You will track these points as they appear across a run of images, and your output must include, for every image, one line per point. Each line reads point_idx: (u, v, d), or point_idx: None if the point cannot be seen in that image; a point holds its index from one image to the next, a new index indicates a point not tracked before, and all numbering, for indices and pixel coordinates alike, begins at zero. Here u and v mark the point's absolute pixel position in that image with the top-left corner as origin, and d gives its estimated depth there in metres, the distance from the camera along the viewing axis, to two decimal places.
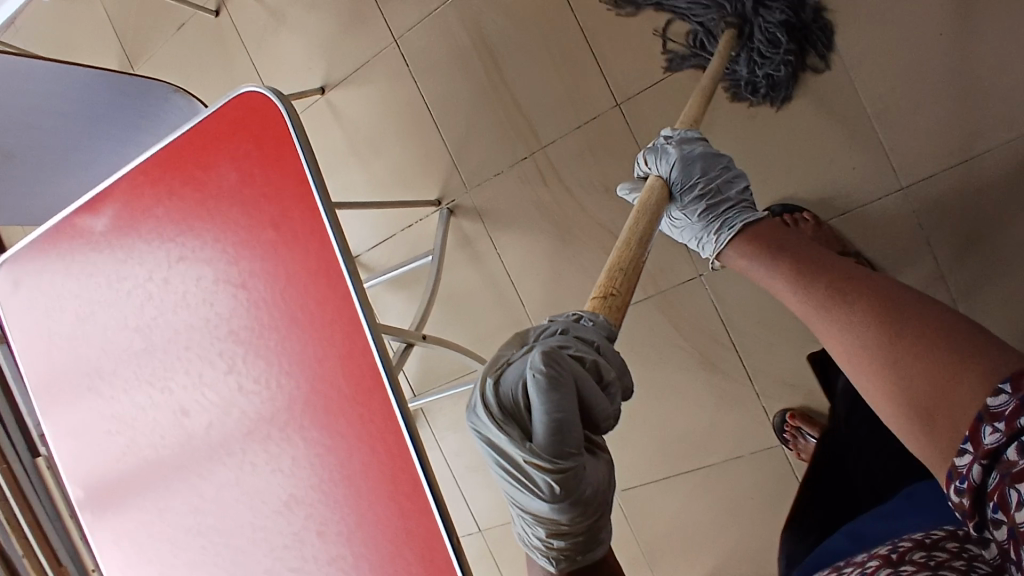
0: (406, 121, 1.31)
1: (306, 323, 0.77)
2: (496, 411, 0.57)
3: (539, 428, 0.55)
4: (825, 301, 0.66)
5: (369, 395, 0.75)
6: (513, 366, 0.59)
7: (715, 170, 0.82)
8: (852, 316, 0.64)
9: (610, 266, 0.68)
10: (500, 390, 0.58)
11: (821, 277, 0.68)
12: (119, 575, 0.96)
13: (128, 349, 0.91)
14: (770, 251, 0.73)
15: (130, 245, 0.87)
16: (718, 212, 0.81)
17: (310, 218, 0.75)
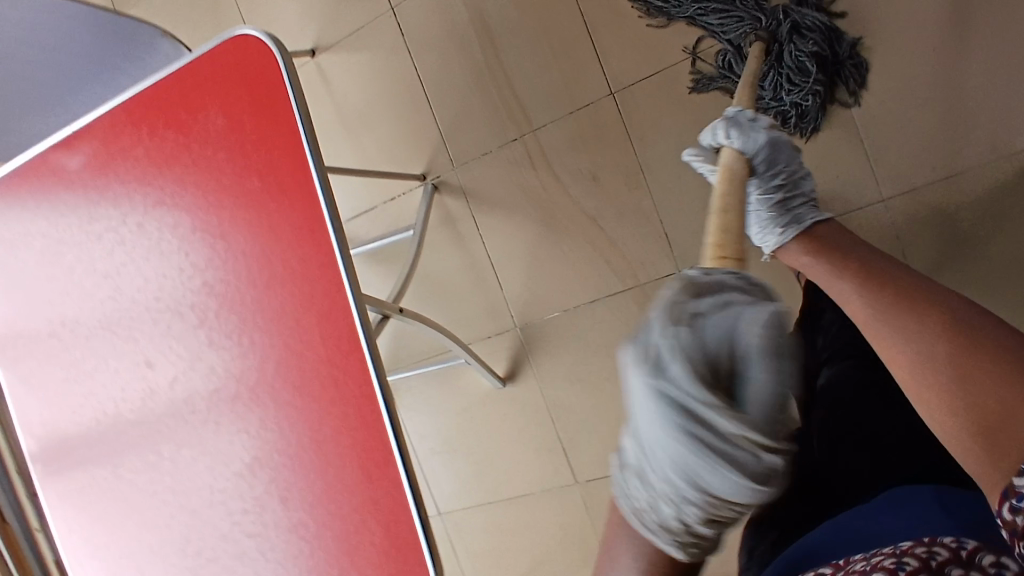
0: (399, 94, 1.30)
1: (286, 279, 0.75)
2: (697, 373, 0.43)
3: (756, 399, 0.43)
4: (885, 292, 0.62)
5: (345, 358, 0.73)
6: (720, 322, 0.45)
7: (791, 162, 0.80)
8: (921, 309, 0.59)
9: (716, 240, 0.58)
10: (698, 348, 0.44)
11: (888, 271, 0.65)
12: (65, 534, 0.92)
13: (93, 294, 0.86)
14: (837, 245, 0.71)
15: (104, 188, 0.83)
16: (790, 207, 0.81)
17: (299, 171, 0.73)
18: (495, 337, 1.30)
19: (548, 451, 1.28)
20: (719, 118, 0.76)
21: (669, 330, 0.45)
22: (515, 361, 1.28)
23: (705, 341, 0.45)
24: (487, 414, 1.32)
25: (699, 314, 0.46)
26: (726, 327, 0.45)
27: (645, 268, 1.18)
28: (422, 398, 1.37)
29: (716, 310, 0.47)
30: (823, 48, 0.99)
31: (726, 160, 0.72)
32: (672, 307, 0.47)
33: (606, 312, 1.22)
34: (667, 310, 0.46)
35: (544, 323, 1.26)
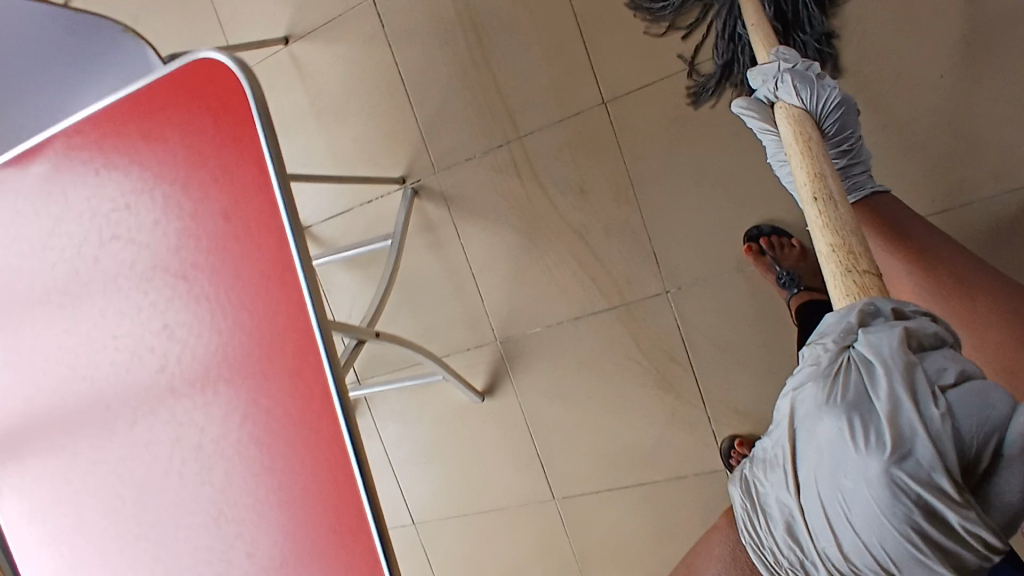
0: (376, 88, 1.20)
1: (253, 329, 0.69)
2: (952, 471, 0.47)
3: (1009, 493, 0.47)
4: (947, 292, 0.77)
5: (316, 416, 0.68)
6: (964, 406, 0.47)
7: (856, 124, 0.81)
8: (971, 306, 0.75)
9: (834, 234, 0.57)
10: (924, 430, 0.47)
11: (941, 270, 0.78)
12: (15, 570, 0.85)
13: (46, 326, 0.80)
14: (898, 240, 0.81)
15: (59, 213, 0.77)
16: (850, 172, 0.84)
17: (267, 214, 0.66)
18: (475, 349, 1.25)
19: (525, 467, 1.25)
20: (790, 72, 0.73)
21: (925, 415, 0.47)
22: (495, 375, 1.24)
23: (961, 430, 0.47)
24: (463, 427, 1.29)
25: (945, 387, 0.48)
26: (980, 415, 0.47)
27: (631, 286, 1.14)
28: (398, 409, 1.33)
29: (965, 391, 0.48)
30: (780, 1, 0.88)
31: (797, 120, 0.71)
32: (915, 376, 0.48)
33: (590, 329, 1.17)
34: (910, 381, 0.48)
35: (525, 337, 1.21)
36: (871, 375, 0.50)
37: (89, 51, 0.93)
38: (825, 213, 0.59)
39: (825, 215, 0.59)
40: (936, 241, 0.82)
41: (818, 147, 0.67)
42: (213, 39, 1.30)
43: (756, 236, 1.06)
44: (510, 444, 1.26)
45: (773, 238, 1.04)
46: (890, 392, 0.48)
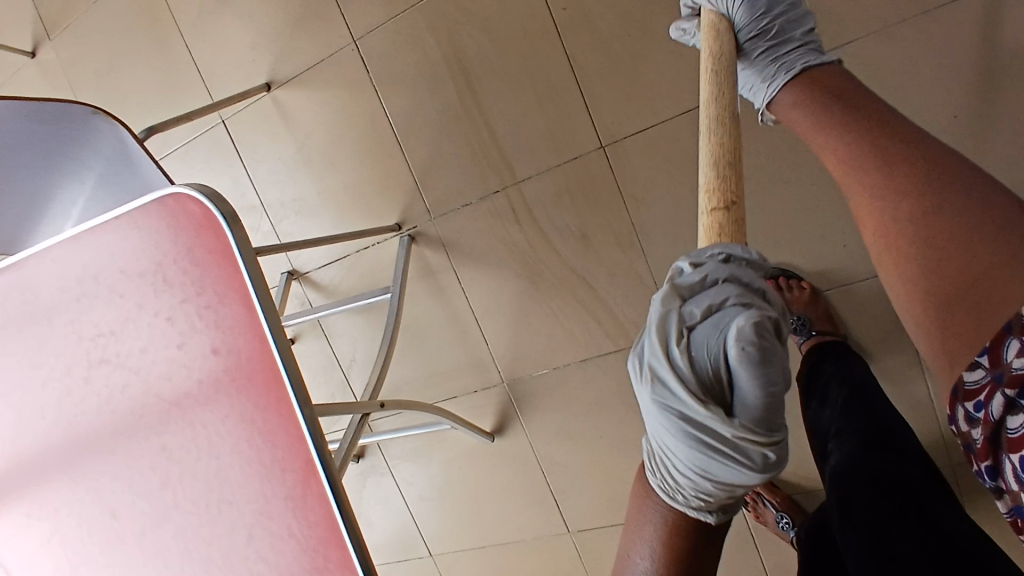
0: (366, 134, 1.17)
1: (252, 456, 0.69)
2: (694, 389, 0.47)
3: (751, 400, 0.46)
4: (867, 166, 0.57)
5: (323, 541, 0.68)
6: (705, 332, 0.47)
7: (774, 4, 0.71)
8: (887, 185, 0.56)
9: (715, 163, 0.54)
10: (682, 362, 0.48)
11: (866, 137, 0.58)
12: None
13: (42, 441, 0.79)
14: (819, 112, 0.63)
15: (45, 331, 0.75)
16: (778, 56, 0.70)
17: (260, 350, 0.65)
18: (481, 392, 1.24)
19: (538, 502, 1.26)
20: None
21: (668, 361, 0.48)
22: (503, 416, 1.24)
23: (696, 359, 0.47)
24: (474, 466, 1.29)
25: (693, 324, 0.48)
26: (710, 347, 0.47)
27: (638, 329, 1.12)
28: (409, 448, 1.33)
29: (710, 323, 0.47)
30: None
31: (706, 21, 0.68)
32: (668, 322, 0.49)
33: (596, 371, 1.16)
34: (662, 325, 0.49)
35: (532, 380, 1.20)
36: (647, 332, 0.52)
37: (66, 138, 0.89)
38: (715, 131, 0.56)
39: (712, 138, 0.56)
40: (872, 107, 0.60)
41: (723, 57, 0.62)
42: (192, 85, 1.26)
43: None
44: (523, 482, 1.26)
45: (779, 280, 1.05)
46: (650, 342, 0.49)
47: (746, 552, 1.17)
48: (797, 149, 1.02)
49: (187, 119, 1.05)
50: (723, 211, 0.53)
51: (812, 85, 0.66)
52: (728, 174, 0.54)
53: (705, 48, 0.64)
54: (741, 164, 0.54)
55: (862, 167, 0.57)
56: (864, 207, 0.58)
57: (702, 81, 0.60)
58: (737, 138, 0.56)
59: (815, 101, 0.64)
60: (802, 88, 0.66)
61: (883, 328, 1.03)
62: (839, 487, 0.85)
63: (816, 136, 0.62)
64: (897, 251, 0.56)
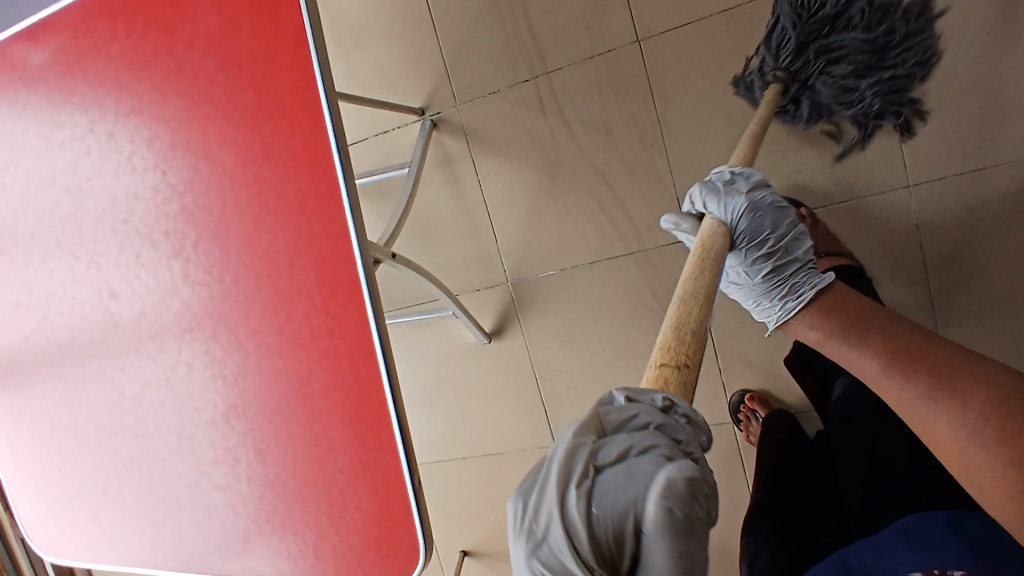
0: (400, 15, 1.17)
1: (279, 212, 0.66)
2: (590, 556, 0.40)
3: None
4: (924, 384, 0.55)
5: (343, 308, 0.65)
6: (620, 481, 0.41)
7: (779, 225, 0.73)
8: (956, 405, 0.52)
9: (678, 328, 0.57)
10: (587, 517, 0.40)
11: (918, 362, 0.56)
12: (19, 465, 0.86)
13: (53, 210, 0.77)
14: (858, 334, 0.61)
15: (71, 88, 0.72)
16: (785, 277, 0.72)
17: (302, 88, 0.62)
18: (484, 290, 1.22)
19: (528, 411, 1.23)
20: (698, 185, 0.75)
21: (564, 506, 0.41)
22: (503, 318, 1.22)
23: (603, 510, 0.40)
24: (467, 370, 1.26)
25: (603, 465, 0.42)
26: (619, 499, 0.41)
27: (651, 232, 1.12)
28: (400, 349, 1.30)
29: (624, 470, 0.42)
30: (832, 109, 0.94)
31: (707, 229, 0.71)
32: (573, 458, 0.42)
33: (605, 273, 1.15)
34: (568, 456, 0.42)
35: (537, 281, 1.19)
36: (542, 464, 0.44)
37: None
38: (679, 308, 0.60)
39: (676, 311, 0.59)
40: (907, 329, 0.60)
41: (714, 250, 0.67)
42: None
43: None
44: (515, 390, 1.23)
45: None
46: (550, 478, 0.42)
47: (735, 470, 1.16)
48: None
49: None
50: (669, 368, 0.54)
51: (828, 308, 0.67)
52: (687, 339, 0.56)
53: (695, 256, 0.66)
54: (704, 334, 0.57)
55: (920, 395, 0.54)
56: (934, 431, 0.53)
57: (688, 262, 0.66)
58: (703, 314, 0.59)
59: (839, 323, 0.64)
60: (820, 311, 0.67)
61: (893, 245, 1.03)
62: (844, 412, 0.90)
63: (866, 359, 0.59)
64: (992, 475, 0.48)
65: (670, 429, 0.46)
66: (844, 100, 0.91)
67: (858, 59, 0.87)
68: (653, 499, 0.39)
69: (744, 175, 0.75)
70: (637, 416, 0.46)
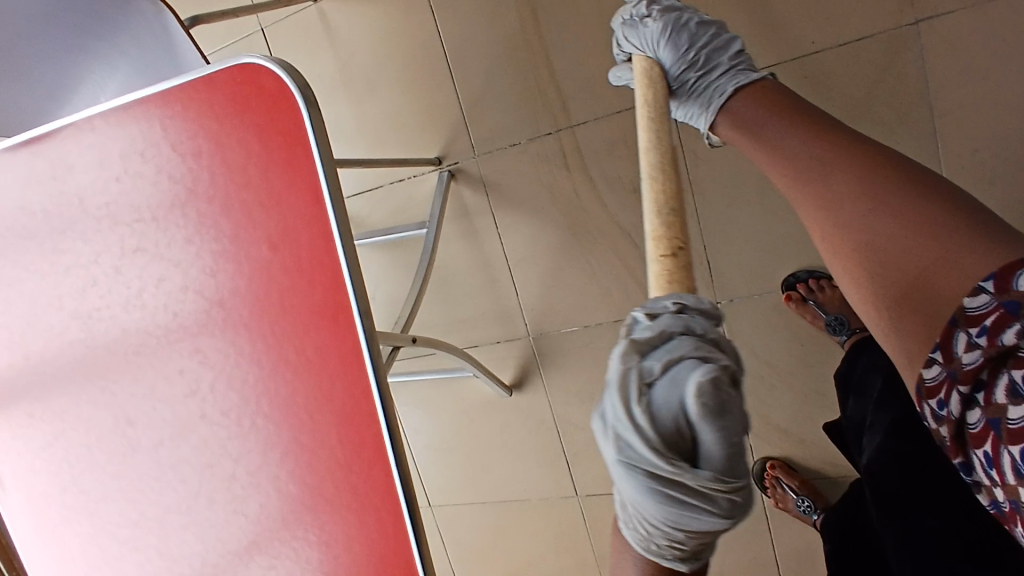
0: (415, 60, 1.10)
1: (298, 367, 0.63)
2: (657, 446, 0.44)
3: (717, 450, 0.43)
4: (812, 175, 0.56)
5: (369, 466, 0.63)
6: (667, 392, 0.44)
7: (696, 33, 0.67)
8: (829, 191, 0.55)
9: (658, 209, 0.53)
10: (651, 416, 0.44)
11: (800, 139, 0.58)
12: (33, 545, 0.82)
13: (60, 333, 0.74)
14: (755, 131, 0.62)
15: (73, 216, 0.69)
16: (707, 84, 0.67)
17: (321, 248, 0.59)
18: (505, 343, 1.19)
19: (549, 463, 1.22)
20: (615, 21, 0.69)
21: (626, 412, 0.45)
22: (524, 371, 1.19)
23: (655, 414, 0.44)
24: (487, 419, 1.24)
25: (653, 380, 0.45)
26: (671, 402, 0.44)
27: None
28: (420, 394, 1.27)
29: (670, 378, 0.45)
30: None
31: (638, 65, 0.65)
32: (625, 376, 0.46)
33: None
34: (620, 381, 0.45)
35: (559, 336, 1.15)
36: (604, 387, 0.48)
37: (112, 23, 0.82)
38: (655, 180, 0.54)
39: (653, 184, 0.54)
40: (795, 128, 0.59)
41: (656, 97, 0.61)
42: None
43: (794, 283, 1.02)
44: (537, 440, 1.22)
45: (810, 280, 1.01)
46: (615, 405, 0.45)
47: (760, 531, 1.15)
48: (878, 122, 0.94)
49: (232, 15, 0.97)
50: (672, 258, 0.51)
51: (739, 118, 0.64)
52: (673, 220, 0.52)
53: (642, 100, 0.61)
54: (683, 209, 0.53)
55: (804, 172, 0.57)
56: (807, 211, 0.57)
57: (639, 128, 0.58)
58: (680, 184, 0.54)
59: (749, 117, 0.63)
60: (740, 110, 0.64)
61: None
62: (875, 487, 0.81)
63: (766, 161, 0.60)
64: (847, 251, 0.53)
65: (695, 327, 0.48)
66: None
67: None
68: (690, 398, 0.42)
69: None
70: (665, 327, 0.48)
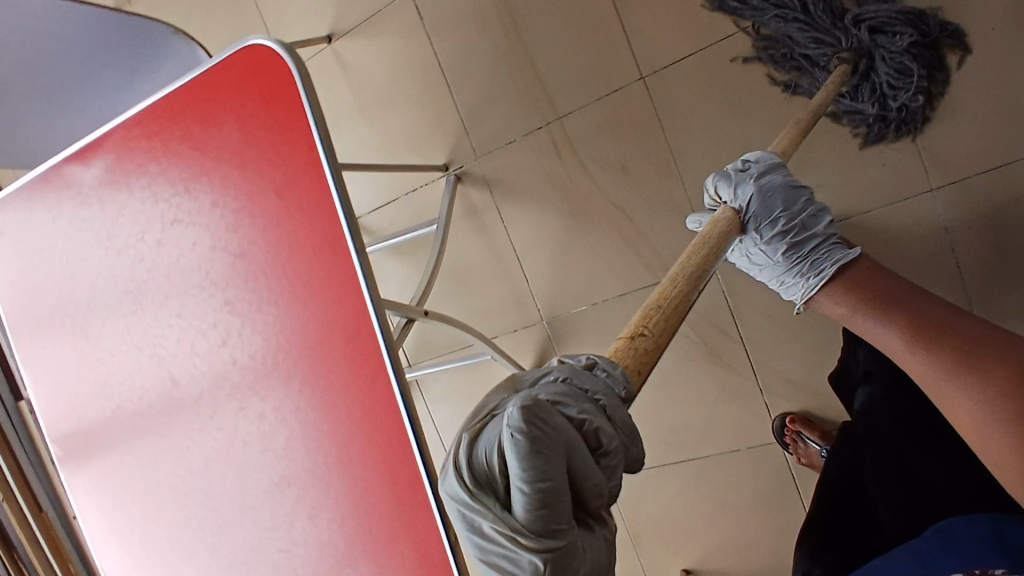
0: (420, 79, 1.24)
1: (307, 298, 0.73)
2: (466, 478, 0.42)
3: (518, 497, 0.40)
4: (951, 367, 0.61)
5: (372, 380, 0.71)
6: (493, 424, 0.44)
7: (794, 203, 0.77)
8: (980, 383, 0.59)
9: (647, 304, 0.56)
10: (473, 450, 0.43)
11: (945, 338, 0.62)
12: (92, 517, 0.94)
13: (115, 310, 0.87)
14: (883, 310, 0.67)
15: (122, 201, 0.83)
16: (802, 254, 0.76)
17: (317, 188, 0.70)
18: (522, 330, 1.26)
19: None
20: (713, 175, 0.78)
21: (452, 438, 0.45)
22: (542, 356, 1.25)
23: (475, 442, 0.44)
24: None
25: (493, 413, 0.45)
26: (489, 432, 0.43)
27: (676, 260, 1.13)
28: (448, 390, 1.34)
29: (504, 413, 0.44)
30: None
31: (718, 217, 0.72)
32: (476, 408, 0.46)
33: (635, 306, 1.17)
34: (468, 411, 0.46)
35: (572, 317, 1.22)
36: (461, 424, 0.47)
37: (143, 49, 0.99)
38: (667, 285, 0.59)
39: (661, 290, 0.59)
40: (931, 320, 0.64)
41: (715, 238, 0.67)
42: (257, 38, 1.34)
43: None
44: None
45: None
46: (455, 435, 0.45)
47: (787, 491, 1.16)
48: None
49: None
50: (629, 341, 0.53)
51: (855, 287, 0.71)
52: (653, 313, 0.55)
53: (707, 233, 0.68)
54: (677, 318, 0.55)
55: (951, 366, 0.61)
56: (958, 405, 0.60)
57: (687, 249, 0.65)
58: (686, 292, 0.58)
59: (866, 297, 0.69)
60: (842, 287, 0.72)
61: (923, 251, 1.02)
62: (867, 430, 0.81)
63: (903, 343, 0.64)
64: (1002, 443, 0.56)
65: (576, 378, 0.47)
66: (865, 89, 0.95)
67: (860, 63, 0.93)
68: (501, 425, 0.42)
69: (755, 159, 0.77)
70: (549, 375, 0.49)
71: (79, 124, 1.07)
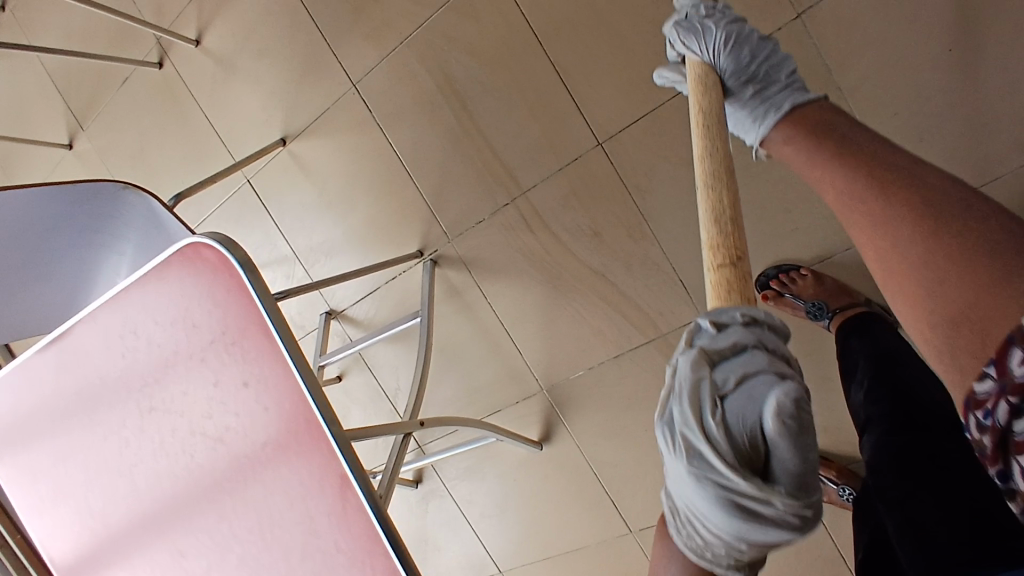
0: (379, 169, 1.22)
1: (292, 477, 0.72)
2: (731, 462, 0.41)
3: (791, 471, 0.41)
4: (858, 186, 0.47)
5: (368, 553, 0.69)
6: (743, 405, 0.42)
7: (757, 50, 0.69)
8: (881, 213, 0.44)
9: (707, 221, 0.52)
10: (726, 436, 0.41)
11: (853, 161, 0.49)
12: None
13: (114, 493, 0.81)
14: (811, 143, 0.54)
15: (96, 391, 0.80)
16: (766, 97, 0.67)
17: (286, 376, 0.71)
18: (524, 402, 1.25)
19: (594, 507, 1.24)
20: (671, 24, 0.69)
21: (700, 425, 0.42)
22: (548, 424, 1.24)
23: (728, 429, 0.41)
24: (528, 476, 1.29)
25: (726, 393, 0.43)
26: (742, 417, 0.41)
27: (664, 317, 1.10)
28: (465, 466, 1.36)
29: (745, 392, 0.42)
30: None
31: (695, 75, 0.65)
32: (699, 388, 0.44)
33: (630, 367, 1.15)
34: (692, 392, 0.43)
35: (570, 383, 1.20)
36: (675, 397, 0.45)
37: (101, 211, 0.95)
38: (709, 195, 0.53)
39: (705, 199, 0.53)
40: (845, 144, 0.51)
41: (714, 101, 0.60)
42: (212, 148, 1.32)
43: (767, 282, 1.07)
44: (577, 488, 1.25)
45: (781, 277, 1.05)
46: (688, 414, 0.43)
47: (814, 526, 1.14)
48: None
49: (211, 180, 1.11)
50: (731, 267, 0.49)
51: (801, 122, 0.59)
52: (731, 228, 0.50)
53: (695, 100, 0.61)
54: (741, 217, 0.51)
55: (861, 189, 0.47)
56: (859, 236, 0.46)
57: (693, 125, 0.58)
58: (733, 193, 0.52)
59: (803, 132, 0.57)
60: (790, 124, 0.60)
61: None
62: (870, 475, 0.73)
63: (819, 169, 0.52)
64: (899, 275, 0.42)
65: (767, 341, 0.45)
66: None
67: None
68: (770, 414, 0.40)
69: (717, 10, 0.69)
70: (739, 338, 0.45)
71: (48, 287, 1.03)
